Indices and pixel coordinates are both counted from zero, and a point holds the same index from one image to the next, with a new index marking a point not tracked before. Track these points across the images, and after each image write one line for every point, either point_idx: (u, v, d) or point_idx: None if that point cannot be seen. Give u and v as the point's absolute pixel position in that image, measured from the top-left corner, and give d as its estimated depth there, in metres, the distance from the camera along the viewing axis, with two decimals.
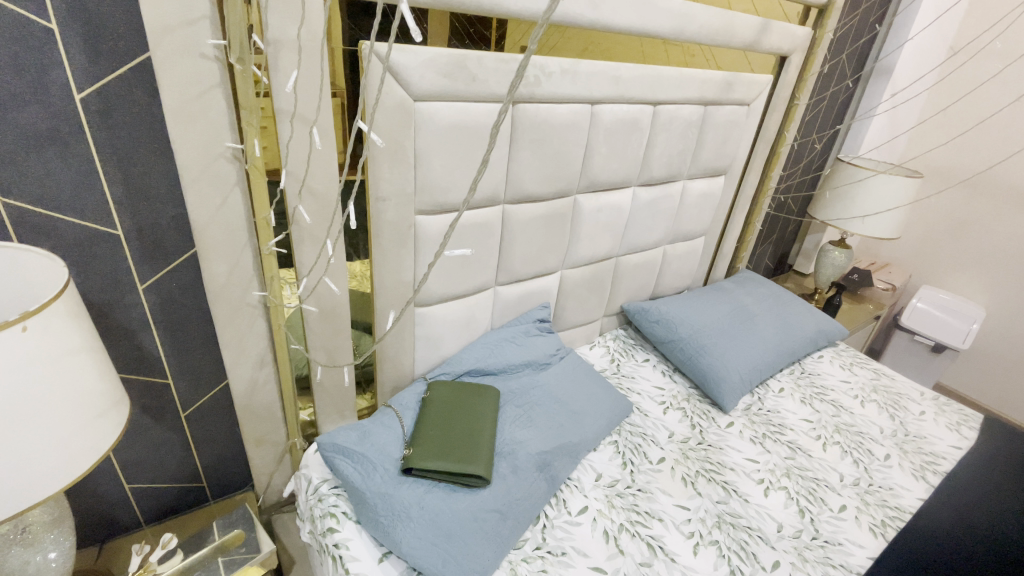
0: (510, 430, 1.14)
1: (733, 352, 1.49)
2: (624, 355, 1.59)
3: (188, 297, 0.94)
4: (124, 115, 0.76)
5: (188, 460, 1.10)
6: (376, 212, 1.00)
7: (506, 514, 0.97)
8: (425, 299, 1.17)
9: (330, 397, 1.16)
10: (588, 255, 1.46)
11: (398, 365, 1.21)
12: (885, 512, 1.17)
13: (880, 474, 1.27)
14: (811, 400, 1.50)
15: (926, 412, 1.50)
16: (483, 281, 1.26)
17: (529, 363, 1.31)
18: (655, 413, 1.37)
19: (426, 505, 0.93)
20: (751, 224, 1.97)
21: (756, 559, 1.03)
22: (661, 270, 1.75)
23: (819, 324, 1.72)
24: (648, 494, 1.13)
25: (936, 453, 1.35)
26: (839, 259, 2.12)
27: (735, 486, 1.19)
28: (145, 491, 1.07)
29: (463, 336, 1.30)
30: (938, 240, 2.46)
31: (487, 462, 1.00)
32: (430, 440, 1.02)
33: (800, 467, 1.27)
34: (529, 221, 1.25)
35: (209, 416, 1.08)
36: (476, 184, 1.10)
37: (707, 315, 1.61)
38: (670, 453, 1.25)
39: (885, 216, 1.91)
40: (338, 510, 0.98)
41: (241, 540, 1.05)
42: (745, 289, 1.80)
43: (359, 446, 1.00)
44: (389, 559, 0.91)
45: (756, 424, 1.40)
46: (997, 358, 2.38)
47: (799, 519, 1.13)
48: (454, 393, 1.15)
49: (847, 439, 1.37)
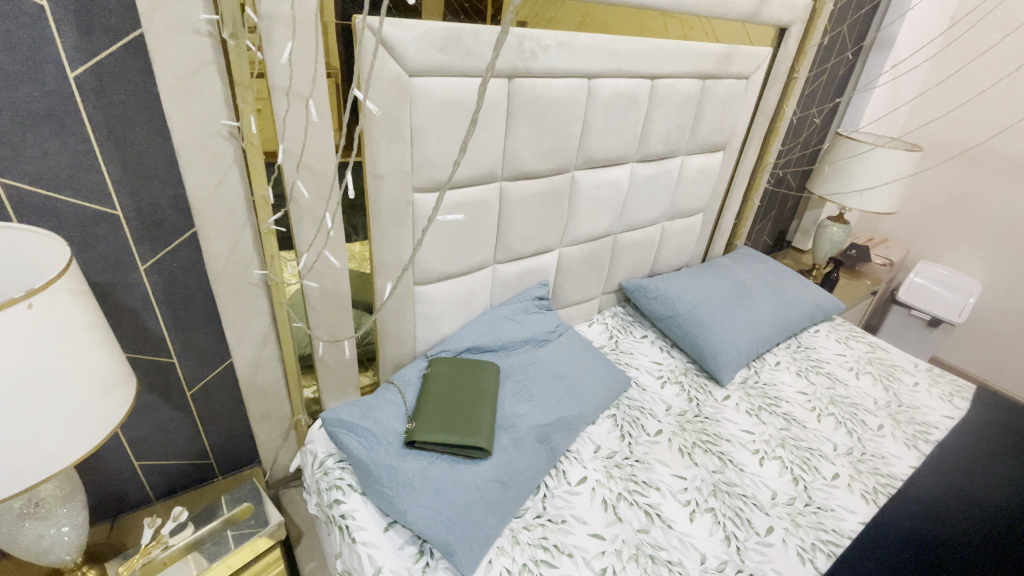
0: (511, 403, 1.16)
1: (730, 326, 1.51)
2: (623, 332, 1.60)
3: (189, 277, 0.95)
4: (118, 93, 0.76)
5: (196, 437, 1.12)
6: (373, 190, 1.00)
7: (506, 484, 0.99)
8: (425, 277, 1.18)
9: (333, 374, 1.17)
10: (586, 232, 1.46)
11: (399, 342, 1.23)
12: (877, 480, 1.20)
13: (873, 443, 1.30)
14: (806, 372, 1.53)
15: (920, 383, 1.53)
16: (482, 259, 1.27)
17: (528, 340, 1.33)
18: (653, 387, 1.40)
19: (430, 475, 0.96)
20: (750, 199, 1.96)
21: (750, 524, 1.06)
22: (659, 247, 1.76)
23: (817, 299, 1.74)
24: (645, 465, 1.16)
25: (928, 423, 1.38)
26: (837, 234, 2.13)
27: (731, 456, 1.22)
28: (155, 467, 1.09)
29: (463, 313, 1.31)
30: (937, 214, 2.46)
31: (488, 435, 1.02)
32: (432, 415, 1.03)
33: (795, 437, 1.29)
34: (526, 197, 1.25)
35: (215, 394, 1.09)
36: (456, 163, 1.08)
37: (705, 291, 1.62)
38: (667, 425, 1.27)
39: (884, 190, 1.91)
40: (343, 483, 1.00)
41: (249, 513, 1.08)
42: (742, 265, 1.81)
43: (363, 421, 1.02)
44: (395, 528, 0.94)
45: (752, 396, 1.42)
46: (991, 331, 2.41)
47: (793, 487, 1.16)
48: (455, 368, 1.16)
49: (841, 410, 1.39)
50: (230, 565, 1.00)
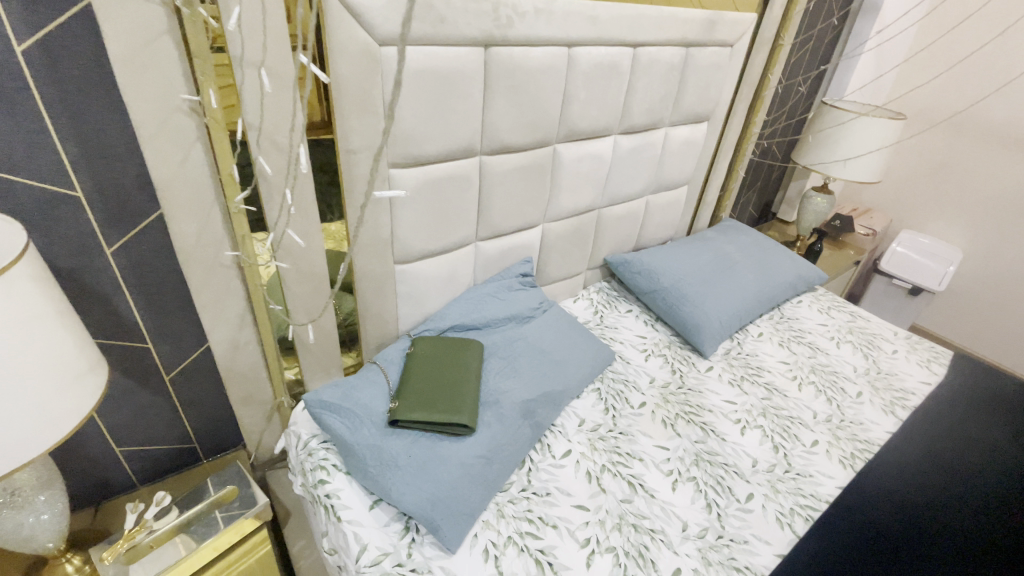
0: (495, 380, 1.15)
1: (714, 299, 1.52)
2: (607, 307, 1.60)
3: (159, 259, 0.92)
4: (70, 67, 0.72)
5: (178, 422, 1.11)
6: (347, 166, 0.97)
7: (491, 459, 0.99)
8: (405, 256, 1.16)
9: (315, 355, 1.16)
10: (570, 207, 1.44)
11: (381, 322, 1.21)
12: (855, 445, 1.23)
13: (852, 410, 1.33)
14: (788, 343, 1.55)
15: (899, 351, 1.56)
16: (464, 236, 1.24)
17: (512, 317, 1.32)
18: (637, 360, 1.41)
19: (414, 453, 0.96)
20: (735, 170, 1.94)
21: (731, 492, 1.08)
22: (643, 221, 1.75)
23: (800, 270, 1.75)
24: (629, 437, 1.17)
25: (905, 389, 1.41)
26: (821, 205, 2.14)
27: (713, 426, 1.24)
28: (137, 452, 1.08)
29: (446, 291, 1.29)
30: (920, 183, 2.47)
31: (472, 412, 1.01)
32: (415, 393, 1.03)
33: (776, 406, 1.32)
34: (507, 171, 1.22)
35: (194, 378, 1.08)
36: (434, 137, 1.05)
37: (689, 264, 1.62)
38: (650, 398, 1.29)
39: (868, 159, 1.90)
40: (328, 463, 1.00)
41: (234, 496, 1.07)
42: (727, 237, 1.80)
43: (345, 401, 1.02)
44: (380, 506, 0.94)
45: (734, 367, 1.44)
46: (970, 298, 2.45)
47: (773, 454, 1.18)
48: (438, 346, 1.15)
49: (822, 379, 1.42)
50: (216, 547, 0.99)
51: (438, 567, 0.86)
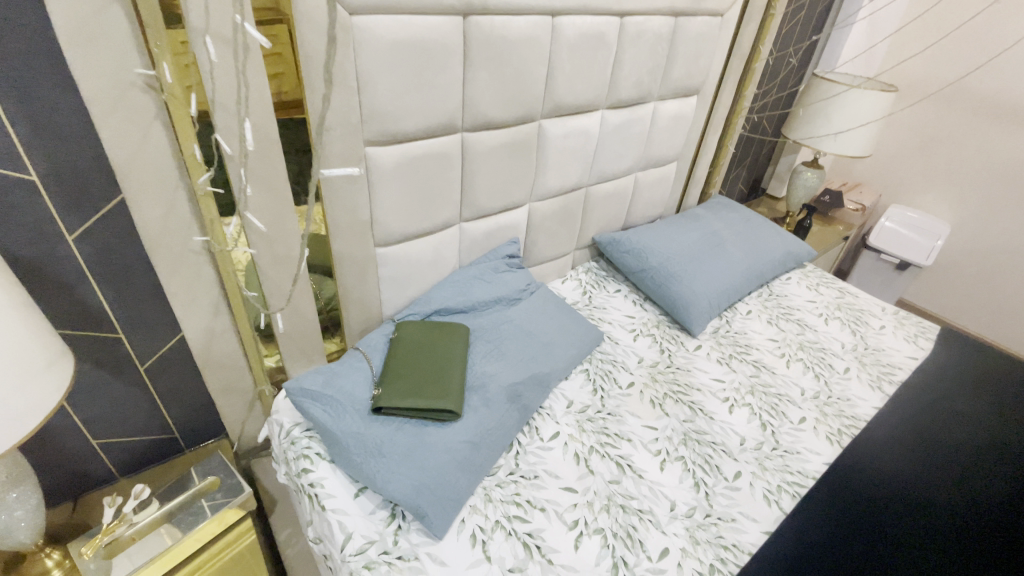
0: (482, 363, 1.13)
1: (702, 278, 1.50)
2: (596, 288, 1.58)
3: (125, 246, 0.87)
4: (11, 39, 0.66)
5: (156, 412, 1.08)
6: (320, 145, 0.92)
7: (478, 444, 0.98)
8: (386, 239, 1.12)
9: (296, 342, 1.13)
10: (557, 185, 1.41)
11: (363, 307, 1.18)
12: (842, 422, 1.23)
13: (839, 386, 1.33)
14: (777, 320, 1.54)
15: (887, 326, 1.56)
16: (448, 217, 1.21)
17: (499, 299, 1.30)
18: (625, 340, 1.39)
19: (398, 440, 0.94)
20: (725, 146, 1.91)
21: (718, 471, 1.08)
22: (632, 199, 1.72)
23: (789, 246, 1.73)
24: (617, 417, 1.17)
25: (892, 364, 1.41)
26: (811, 180, 2.12)
27: (701, 405, 1.23)
28: (116, 444, 1.06)
29: (430, 274, 1.26)
30: (910, 156, 2.45)
31: (458, 397, 0.99)
32: (399, 379, 1.00)
33: (764, 383, 1.32)
34: (490, 149, 1.18)
35: (171, 368, 1.04)
36: (412, 113, 1.00)
37: (677, 242, 1.60)
38: (639, 377, 1.28)
39: (859, 133, 1.88)
40: (311, 452, 0.98)
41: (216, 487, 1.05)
42: (716, 214, 1.78)
43: (327, 389, 1.00)
44: (365, 494, 0.92)
45: (723, 345, 1.43)
46: (957, 273, 2.46)
47: (761, 432, 1.18)
48: (422, 331, 1.12)
49: (810, 355, 1.42)
50: (198, 538, 0.98)
51: (425, 553, 0.85)
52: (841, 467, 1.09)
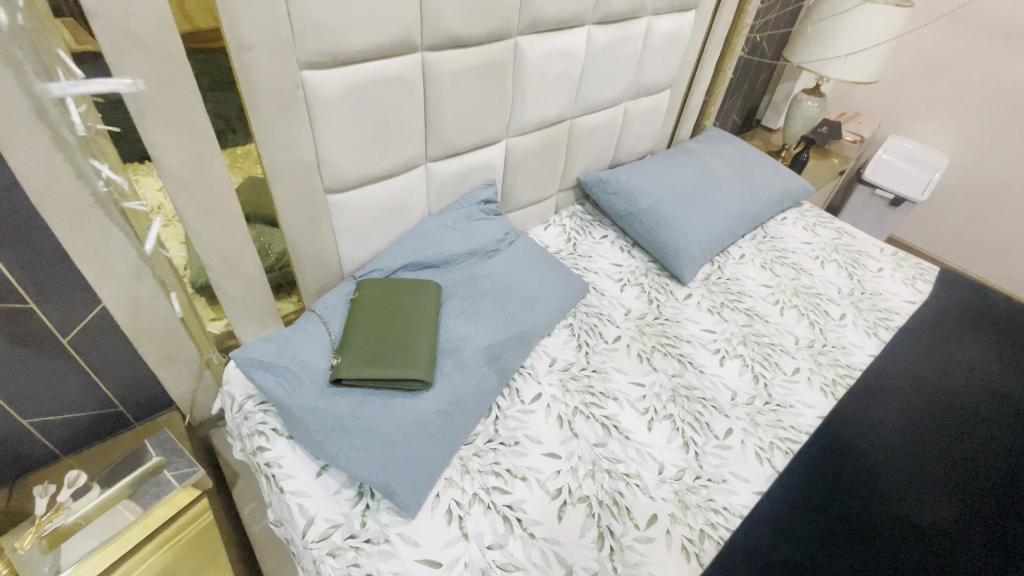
0: (455, 323, 1.02)
1: (695, 220, 1.38)
2: (581, 234, 1.46)
3: (12, 202, 0.70)
4: None
5: (93, 390, 0.95)
6: (243, 68, 0.75)
7: (453, 414, 0.89)
8: (338, 184, 0.96)
9: (244, 305, 1.00)
10: (537, 118, 1.24)
11: (319, 262, 1.05)
12: (837, 371, 1.18)
13: (834, 334, 1.27)
14: (772, 265, 1.45)
15: (884, 268, 1.48)
16: (411, 157, 1.05)
17: (474, 251, 1.17)
18: (611, 291, 1.29)
19: (362, 414, 0.84)
20: (723, 70, 1.73)
21: (709, 428, 1.02)
22: (621, 133, 1.55)
23: (787, 183, 1.61)
24: (602, 374, 1.09)
25: (889, 309, 1.35)
26: (811, 109, 1.96)
27: (691, 358, 1.16)
28: (52, 424, 0.93)
29: (395, 224, 1.12)
30: (914, 82, 2.30)
31: (428, 364, 0.89)
32: (360, 346, 0.89)
33: (757, 333, 1.25)
34: (458, 74, 1.01)
35: (102, 341, 0.91)
36: (358, 29, 0.82)
37: (669, 181, 1.46)
38: (626, 331, 1.19)
39: (869, 55, 1.70)
40: (266, 428, 0.88)
41: (161, 469, 0.99)
42: (710, 149, 1.63)
43: (280, 358, 0.89)
44: (329, 472, 0.84)
45: (715, 293, 1.34)
46: (950, 208, 2.39)
47: (753, 385, 1.12)
48: (387, 290, 1.00)
49: (805, 301, 1.35)
50: (148, 525, 0.94)
51: (396, 535, 0.78)
52: (836, 427, 1.05)
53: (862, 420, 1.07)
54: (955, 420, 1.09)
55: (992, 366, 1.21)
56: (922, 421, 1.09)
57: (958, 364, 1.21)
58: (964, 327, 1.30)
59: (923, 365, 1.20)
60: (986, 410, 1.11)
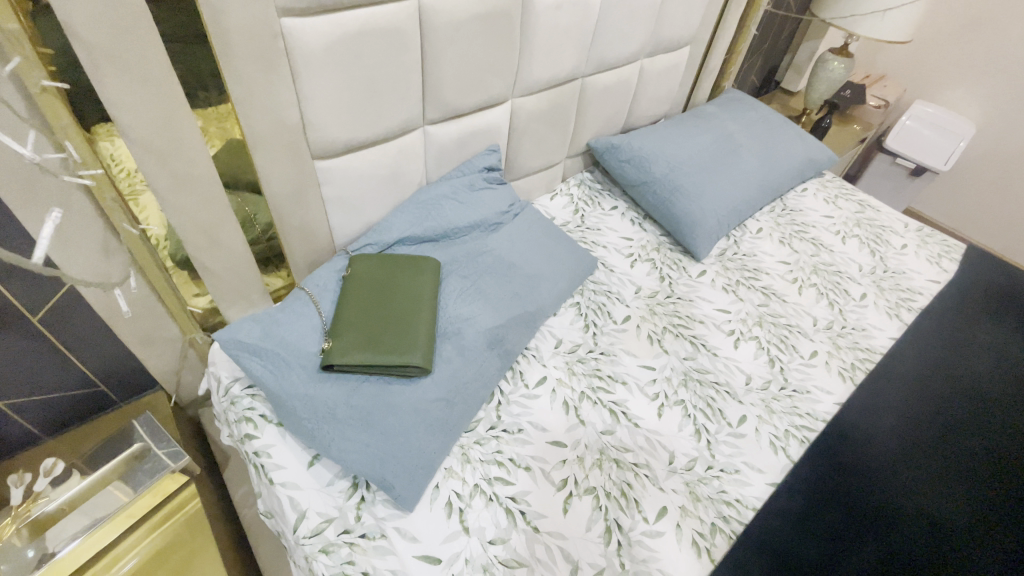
0: (456, 303, 0.96)
1: (712, 191, 1.29)
2: (589, 204, 1.37)
3: None
4: None
5: (70, 371, 0.89)
6: (212, 15, 0.64)
7: (453, 401, 0.83)
8: (327, 149, 0.87)
9: (229, 282, 0.92)
10: (546, 77, 1.13)
11: (308, 235, 0.97)
12: (856, 355, 1.12)
13: (854, 315, 1.21)
14: (790, 240, 1.37)
15: (908, 245, 1.40)
16: (408, 119, 0.95)
17: (476, 224, 1.09)
18: (621, 267, 1.22)
19: (356, 402, 0.79)
20: (747, 25, 1.59)
21: (722, 415, 0.97)
22: (635, 94, 1.44)
23: (810, 152, 1.51)
24: (611, 357, 1.03)
25: (913, 289, 1.28)
26: (837, 71, 1.83)
27: (704, 340, 1.10)
28: (29, 404, 0.88)
29: (390, 194, 1.03)
30: (947, 43, 2.15)
31: (426, 349, 0.83)
32: (353, 328, 0.83)
33: (773, 314, 1.18)
34: (459, 26, 0.90)
35: (75, 320, 0.84)
36: None
37: (686, 148, 1.36)
38: (636, 310, 1.13)
39: (906, 10, 1.56)
40: (254, 414, 0.83)
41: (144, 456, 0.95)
42: (730, 113, 1.52)
43: (267, 341, 0.82)
44: (321, 463, 0.79)
45: (730, 269, 1.27)
46: (972, 179, 2.29)
47: (768, 369, 1.07)
48: (382, 266, 0.93)
49: (824, 280, 1.27)
50: (131, 514, 0.89)
51: (393, 529, 0.74)
52: (853, 416, 1.00)
53: (878, 407, 1.03)
54: (978, 409, 1.04)
55: (1018, 351, 1.15)
56: (940, 408, 1.04)
57: (981, 347, 1.15)
58: (990, 310, 1.24)
59: (941, 348, 1.14)
60: (1011, 398, 1.06)
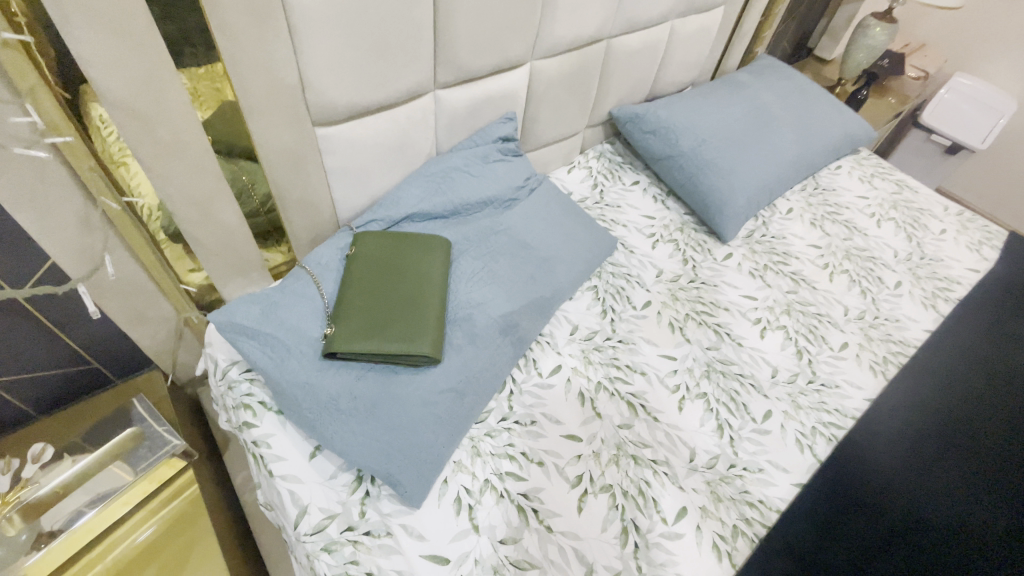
0: (467, 286, 0.89)
1: (742, 168, 1.20)
2: (609, 179, 1.29)
3: None
4: None
5: (59, 349, 0.84)
6: None
7: (463, 393, 0.78)
8: (329, 115, 0.79)
9: (224, 258, 0.86)
10: (569, 38, 1.03)
11: (309, 209, 0.90)
12: (888, 348, 1.06)
13: (888, 305, 1.13)
14: (822, 222, 1.29)
15: (947, 231, 1.31)
16: (417, 83, 0.87)
17: (489, 200, 1.01)
18: (642, 249, 1.15)
19: (360, 393, 0.74)
20: None
21: (746, 410, 0.92)
22: (662, 59, 1.33)
23: (847, 127, 1.40)
24: (630, 346, 0.97)
25: (950, 278, 1.20)
26: (878, 38, 1.69)
27: (729, 329, 1.04)
28: (19, 383, 0.83)
29: (398, 165, 0.96)
30: (996, 9, 1.99)
31: (435, 337, 0.77)
32: (357, 313, 0.77)
33: (802, 302, 1.11)
34: None
35: (62, 297, 0.79)
36: None
37: (715, 120, 1.26)
38: (657, 295, 1.06)
39: None
40: (253, 400, 0.78)
41: (142, 438, 0.90)
42: (763, 82, 1.41)
43: (265, 324, 0.76)
44: (323, 454, 0.75)
45: (758, 253, 1.20)
46: (1009, 159, 2.17)
47: (796, 362, 1.01)
48: (389, 245, 0.86)
49: (857, 266, 1.20)
50: (126, 500, 0.87)
51: (399, 527, 0.70)
52: (883, 414, 0.94)
53: (912, 405, 0.96)
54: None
55: None
56: (981, 404, 0.97)
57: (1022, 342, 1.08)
58: None
59: (979, 342, 1.07)
60: None
